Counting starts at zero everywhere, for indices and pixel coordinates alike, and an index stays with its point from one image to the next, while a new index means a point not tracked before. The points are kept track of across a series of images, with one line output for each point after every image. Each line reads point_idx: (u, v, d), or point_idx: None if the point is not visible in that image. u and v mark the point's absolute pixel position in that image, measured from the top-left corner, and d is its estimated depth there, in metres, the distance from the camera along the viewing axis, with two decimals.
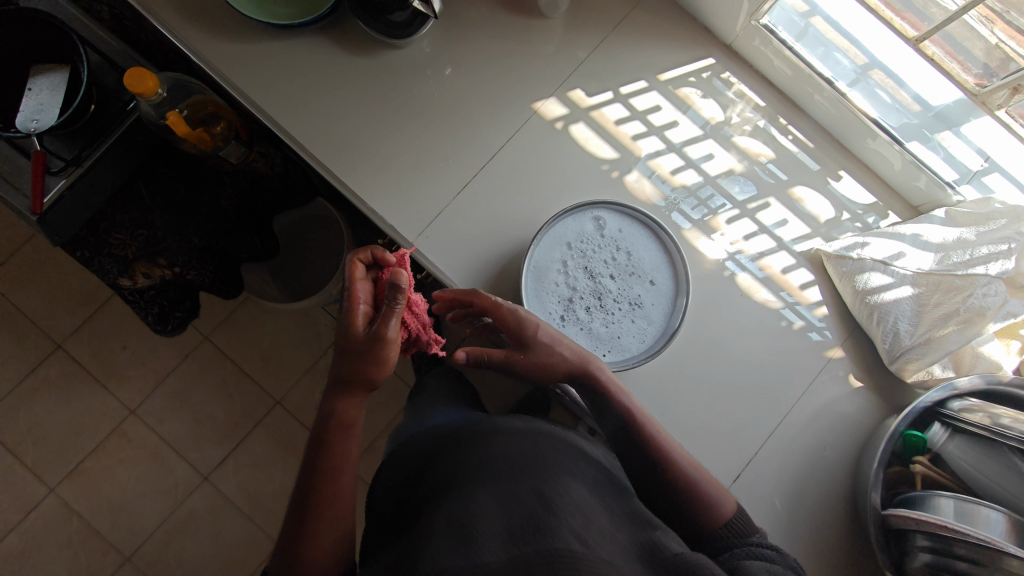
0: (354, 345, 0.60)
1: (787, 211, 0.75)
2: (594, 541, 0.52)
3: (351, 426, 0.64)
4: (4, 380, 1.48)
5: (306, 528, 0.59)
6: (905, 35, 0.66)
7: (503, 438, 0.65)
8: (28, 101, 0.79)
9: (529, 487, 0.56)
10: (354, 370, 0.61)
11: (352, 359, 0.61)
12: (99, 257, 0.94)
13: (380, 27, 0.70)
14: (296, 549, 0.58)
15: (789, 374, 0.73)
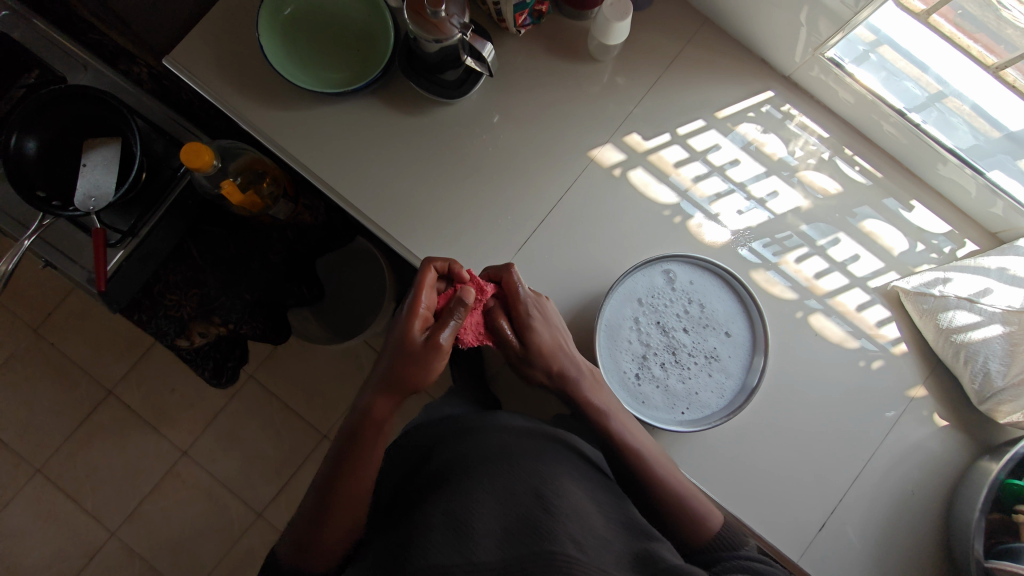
0: (407, 350, 0.61)
1: (859, 246, 0.73)
2: (589, 545, 0.51)
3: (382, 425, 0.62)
4: (61, 427, 1.50)
5: (326, 516, 0.58)
6: (981, 60, 0.60)
7: (507, 436, 0.65)
8: (84, 179, 0.79)
9: (528, 487, 0.56)
10: (399, 374, 0.60)
11: (401, 362, 0.61)
12: (156, 320, 0.95)
13: (434, 89, 0.70)
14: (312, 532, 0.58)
15: (870, 416, 0.71)
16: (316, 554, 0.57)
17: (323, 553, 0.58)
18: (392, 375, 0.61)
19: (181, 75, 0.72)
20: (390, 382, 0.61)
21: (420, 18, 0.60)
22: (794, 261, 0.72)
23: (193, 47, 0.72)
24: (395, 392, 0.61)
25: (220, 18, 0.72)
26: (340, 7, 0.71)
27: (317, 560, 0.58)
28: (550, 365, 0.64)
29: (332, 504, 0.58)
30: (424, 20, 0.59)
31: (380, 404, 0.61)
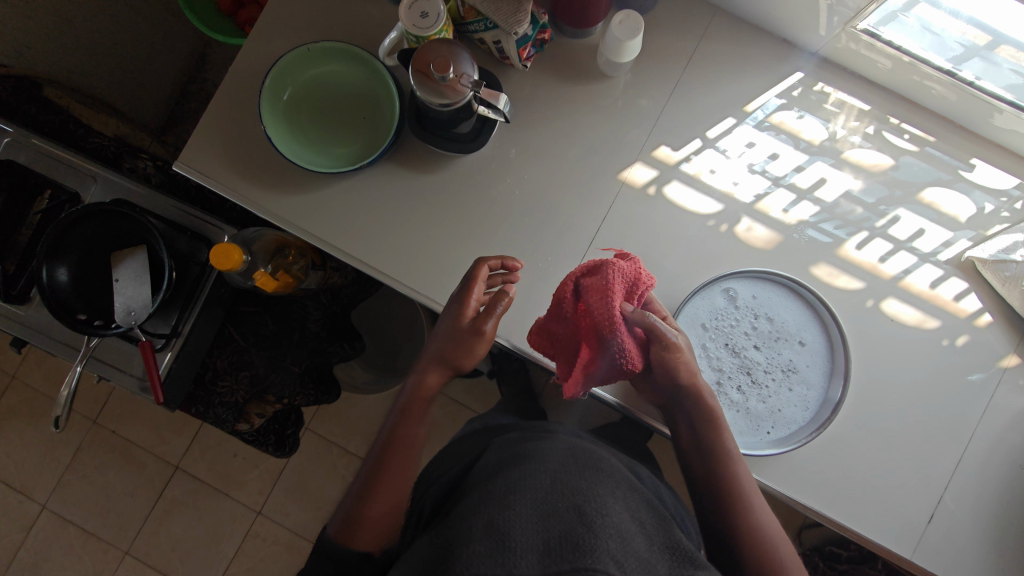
0: (450, 333, 0.62)
1: (921, 220, 0.68)
2: (634, 568, 0.46)
3: (429, 399, 0.64)
4: (139, 508, 1.50)
5: (373, 489, 0.59)
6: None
7: (548, 451, 0.62)
8: (119, 296, 0.79)
9: (570, 503, 0.52)
10: (444, 352, 0.62)
11: (448, 343, 0.62)
12: (213, 409, 0.95)
13: (451, 145, 0.67)
14: (360, 505, 0.58)
15: (963, 397, 0.67)
16: (364, 527, 0.57)
17: (369, 525, 0.57)
18: (441, 354, 0.62)
19: (196, 176, 0.70)
20: (434, 360, 0.63)
21: (426, 82, 0.57)
22: (855, 248, 0.68)
23: (199, 146, 0.70)
24: (440, 369, 0.63)
25: (220, 112, 0.70)
26: (339, 77, 0.69)
27: (367, 535, 0.56)
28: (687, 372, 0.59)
29: (382, 476, 0.59)
30: (429, 84, 0.57)
31: (431, 377, 0.63)
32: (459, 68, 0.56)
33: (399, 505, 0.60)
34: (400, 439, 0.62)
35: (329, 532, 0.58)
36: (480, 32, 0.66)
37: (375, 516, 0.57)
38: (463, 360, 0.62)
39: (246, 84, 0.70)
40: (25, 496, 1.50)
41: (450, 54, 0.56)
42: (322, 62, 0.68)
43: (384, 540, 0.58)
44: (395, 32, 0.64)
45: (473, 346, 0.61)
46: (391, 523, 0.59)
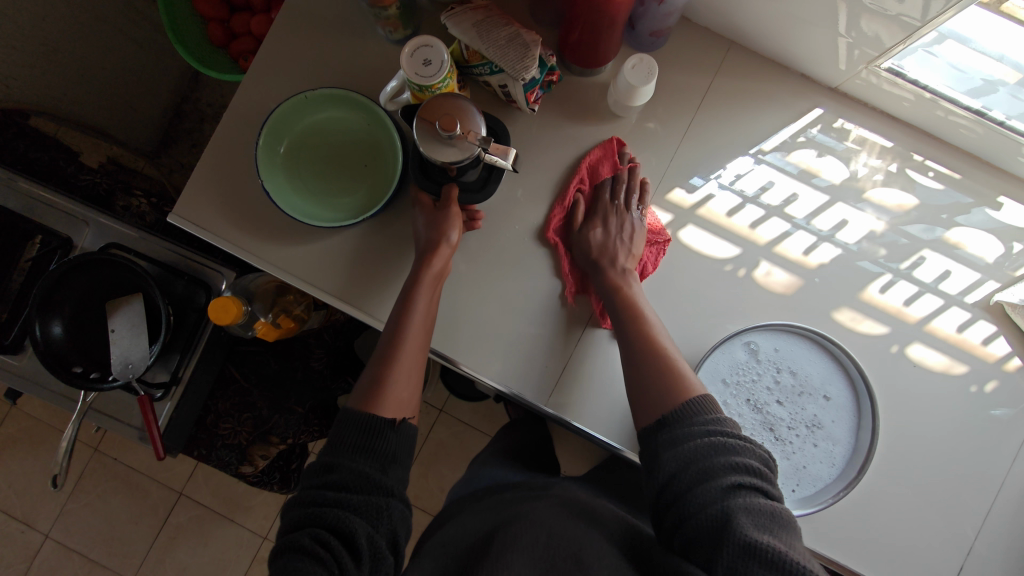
0: (424, 219, 0.64)
1: (947, 261, 0.66)
2: None
3: (443, 277, 0.63)
4: (142, 535, 1.35)
5: (395, 362, 0.58)
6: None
7: (544, 507, 0.56)
8: (116, 347, 0.77)
9: (567, 550, 0.48)
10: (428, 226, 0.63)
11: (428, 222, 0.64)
12: (216, 451, 0.92)
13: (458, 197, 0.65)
14: (382, 377, 0.57)
15: (992, 443, 0.65)
16: (389, 400, 0.56)
17: (392, 392, 0.57)
18: (429, 230, 0.63)
19: (191, 229, 0.67)
20: (428, 242, 0.63)
21: (431, 142, 0.54)
22: (879, 292, 0.66)
23: (195, 198, 0.67)
24: (431, 255, 0.62)
25: (213, 161, 0.67)
26: (339, 124, 0.67)
27: (392, 407, 0.56)
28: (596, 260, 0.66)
29: (400, 351, 0.59)
30: (435, 144, 0.54)
31: (438, 256, 0.62)
32: (467, 128, 0.53)
33: (414, 390, 0.60)
34: (419, 313, 0.61)
35: (347, 405, 0.56)
36: (485, 75, 0.63)
37: (398, 386, 0.57)
38: (447, 232, 0.62)
39: (241, 131, 0.68)
40: (27, 526, 1.35)
41: (458, 112, 0.53)
42: (321, 110, 0.66)
43: (403, 413, 0.57)
44: (396, 80, 0.61)
45: (449, 222, 0.62)
46: (407, 402, 0.58)
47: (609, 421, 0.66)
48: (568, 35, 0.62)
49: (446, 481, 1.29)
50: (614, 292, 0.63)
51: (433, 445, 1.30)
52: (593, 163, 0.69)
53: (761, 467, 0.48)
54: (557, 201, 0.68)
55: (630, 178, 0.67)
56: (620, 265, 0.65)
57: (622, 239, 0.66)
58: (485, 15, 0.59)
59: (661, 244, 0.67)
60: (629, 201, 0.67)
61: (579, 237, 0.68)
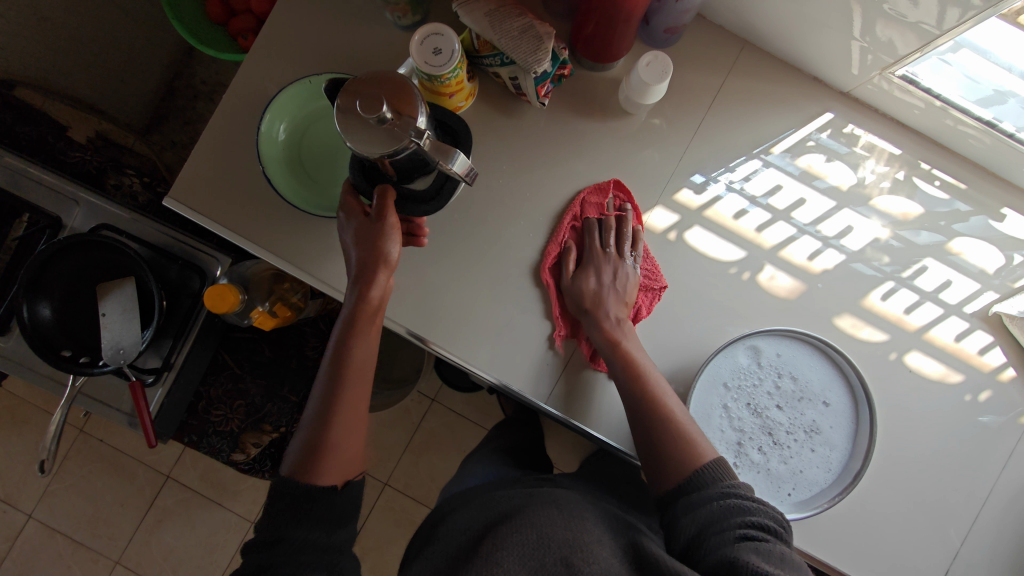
0: (357, 231, 0.59)
1: (949, 271, 0.66)
2: None
3: (378, 312, 0.61)
4: (127, 518, 1.33)
5: (332, 419, 0.57)
6: None
7: (536, 505, 0.55)
8: (107, 332, 0.75)
9: (557, 551, 0.48)
10: (363, 246, 0.59)
11: (363, 239, 0.59)
12: (207, 438, 0.91)
13: (413, 206, 0.60)
14: (320, 435, 0.56)
15: (984, 451, 0.66)
16: (327, 461, 0.55)
17: (332, 451, 0.56)
18: (365, 249, 0.59)
19: (187, 213, 0.66)
20: (362, 267, 0.59)
21: (356, 131, 0.47)
22: (881, 299, 0.66)
23: (192, 181, 0.65)
24: (375, 271, 0.59)
25: (211, 144, 0.65)
26: None
27: (330, 469, 0.55)
28: (590, 309, 0.63)
29: (336, 406, 0.58)
30: (364, 134, 0.47)
31: (376, 288, 0.60)
32: (398, 109, 0.47)
33: (357, 441, 0.59)
34: (358, 357, 0.60)
35: (285, 470, 0.56)
36: (495, 67, 0.62)
37: (337, 442, 0.57)
38: (384, 250, 0.59)
39: (241, 115, 0.66)
40: (9, 505, 1.32)
41: (384, 93, 0.47)
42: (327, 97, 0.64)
43: (346, 475, 0.56)
44: (406, 67, 0.61)
45: (386, 236, 0.58)
46: (351, 459, 0.58)
47: (609, 420, 0.66)
48: (582, 28, 0.61)
49: (436, 470, 1.29)
50: (608, 342, 0.61)
51: (425, 435, 1.30)
52: (586, 201, 0.67)
53: (774, 522, 0.48)
54: (552, 237, 0.67)
55: (619, 225, 0.66)
56: (613, 316, 0.63)
57: (614, 285, 0.64)
58: (498, 5, 0.57)
59: (657, 289, 0.66)
60: (622, 248, 0.66)
61: (572, 285, 0.65)
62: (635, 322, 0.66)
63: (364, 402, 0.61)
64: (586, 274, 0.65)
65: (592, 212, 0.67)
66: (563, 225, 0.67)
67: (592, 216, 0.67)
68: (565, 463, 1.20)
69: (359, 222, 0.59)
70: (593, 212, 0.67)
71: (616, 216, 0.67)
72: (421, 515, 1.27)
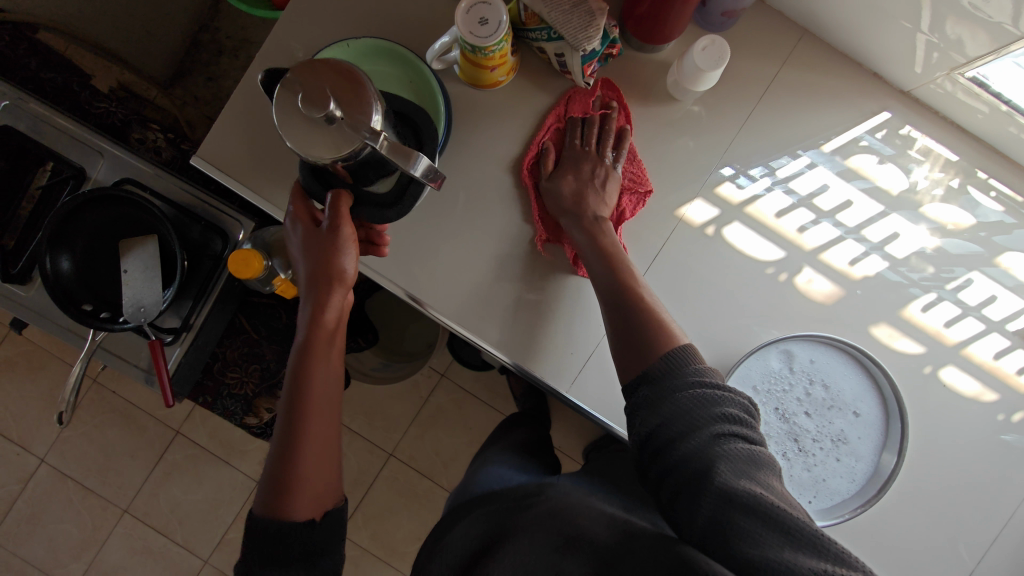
0: (310, 243, 0.58)
1: (995, 286, 0.64)
2: None
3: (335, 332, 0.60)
4: (136, 469, 1.35)
5: (298, 452, 0.55)
6: None
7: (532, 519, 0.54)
8: (128, 289, 0.74)
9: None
10: (318, 260, 0.58)
11: (316, 251, 0.58)
12: (222, 400, 0.91)
13: (368, 211, 0.59)
14: (288, 471, 0.54)
15: (1010, 473, 0.64)
16: (300, 495, 0.53)
17: (304, 486, 0.54)
18: (321, 263, 0.58)
19: (214, 174, 0.64)
20: (317, 281, 0.58)
21: (302, 135, 0.44)
22: (921, 311, 0.64)
23: (221, 140, 0.64)
24: (328, 287, 0.58)
25: (243, 104, 0.64)
26: (383, 80, 0.63)
27: (303, 502, 0.53)
28: (568, 207, 0.63)
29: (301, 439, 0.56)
30: (312, 138, 0.44)
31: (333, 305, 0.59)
32: (346, 107, 0.44)
33: (329, 468, 0.57)
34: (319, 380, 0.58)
35: (254, 512, 0.53)
36: (541, 42, 0.59)
37: (309, 475, 0.54)
38: (338, 264, 0.58)
39: None
40: (22, 448, 1.35)
41: (336, 92, 0.44)
42: (366, 61, 0.62)
43: (324, 504, 0.55)
44: (447, 36, 0.58)
45: (342, 248, 0.57)
46: (324, 488, 0.56)
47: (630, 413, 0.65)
48: (635, 6, 0.58)
49: (441, 446, 1.29)
50: (588, 239, 0.60)
51: (433, 409, 1.30)
52: (571, 100, 0.65)
53: (746, 415, 0.46)
54: (533, 136, 0.65)
55: (604, 122, 0.64)
56: (593, 213, 0.62)
57: (594, 184, 0.63)
58: None
59: (642, 193, 0.65)
60: (603, 147, 0.64)
61: (551, 185, 0.64)
62: (619, 224, 0.65)
63: (331, 427, 0.59)
64: (564, 174, 0.64)
65: (579, 108, 0.65)
66: (547, 124, 0.65)
67: (577, 112, 0.65)
68: (571, 447, 1.20)
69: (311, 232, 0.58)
70: (579, 106, 0.65)
71: (602, 113, 0.65)
72: (423, 487, 1.28)
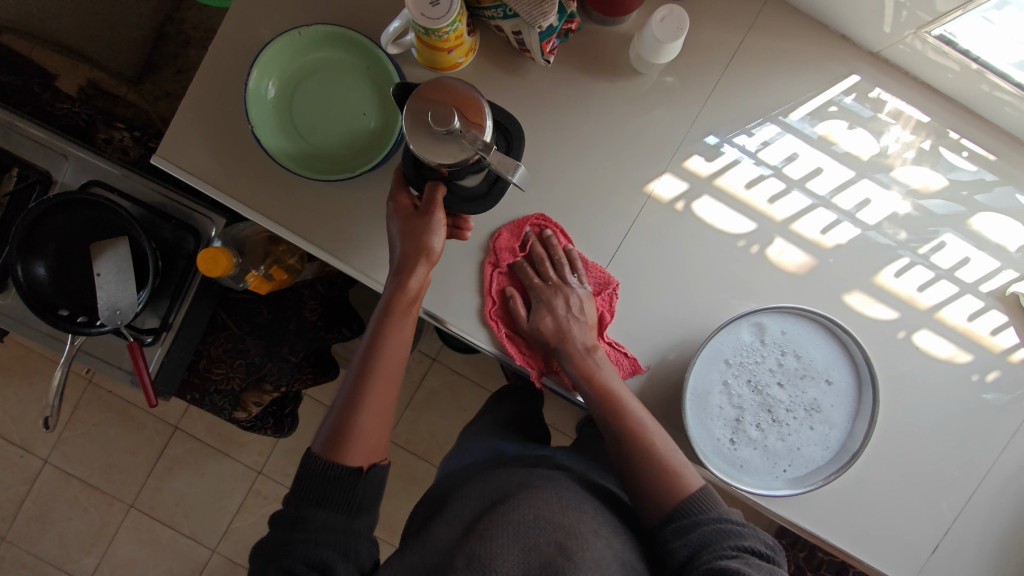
0: (399, 223, 0.58)
1: (966, 247, 0.63)
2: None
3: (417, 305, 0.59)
4: (138, 466, 1.37)
5: (360, 403, 0.55)
6: None
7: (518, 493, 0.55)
8: (102, 292, 0.74)
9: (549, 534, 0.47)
10: (405, 234, 0.58)
11: (406, 227, 0.58)
12: (210, 396, 0.91)
13: (461, 201, 0.59)
14: (349, 417, 0.54)
15: (985, 432, 0.65)
16: (355, 444, 0.53)
17: (359, 435, 0.54)
18: (408, 239, 0.58)
19: (175, 172, 0.63)
20: (402, 257, 0.58)
21: (425, 143, 0.48)
22: (895, 275, 0.64)
23: (181, 138, 0.63)
24: (414, 263, 0.57)
25: (200, 100, 0.62)
26: (338, 69, 0.62)
27: (357, 451, 0.53)
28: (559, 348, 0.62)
29: (367, 387, 0.56)
30: (433, 145, 0.48)
31: (414, 278, 0.58)
32: (467, 120, 0.47)
33: (386, 426, 0.56)
34: (390, 347, 0.57)
35: (312, 449, 0.54)
36: (497, 20, 0.58)
37: (367, 427, 0.54)
38: (427, 243, 0.57)
39: (229, 66, 0.62)
40: (25, 451, 1.36)
41: (456, 106, 0.47)
42: (318, 49, 0.61)
43: (373, 457, 0.54)
44: (401, 20, 0.57)
45: (432, 228, 0.57)
46: (377, 445, 0.55)
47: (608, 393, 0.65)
48: None
49: (436, 428, 1.31)
50: (582, 377, 0.60)
51: (426, 393, 1.31)
52: (501, 247, 0.64)
53: (766, 546, 0.47)
54: (487, 288, 0.64)
55: (545, 253, 0.64)
56: (582, 346, 0.62)
57: (573, 314, 0.62)
58: None
59: (612, 290, 0.64)
60: (561, 274, 0.64)
61: (528, 327, 0.63)
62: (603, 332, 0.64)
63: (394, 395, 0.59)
64: (534, 311, 0.63)
65: (507, 249, 0.64)
66: (491, 276, 0.64)
67: (507, 254, 0.64)
68: (563, 424, 1.21)
69: (405, 212, 0.58)
70: (506, 248, 0.64)
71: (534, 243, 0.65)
72: (421, 469, 1.30)
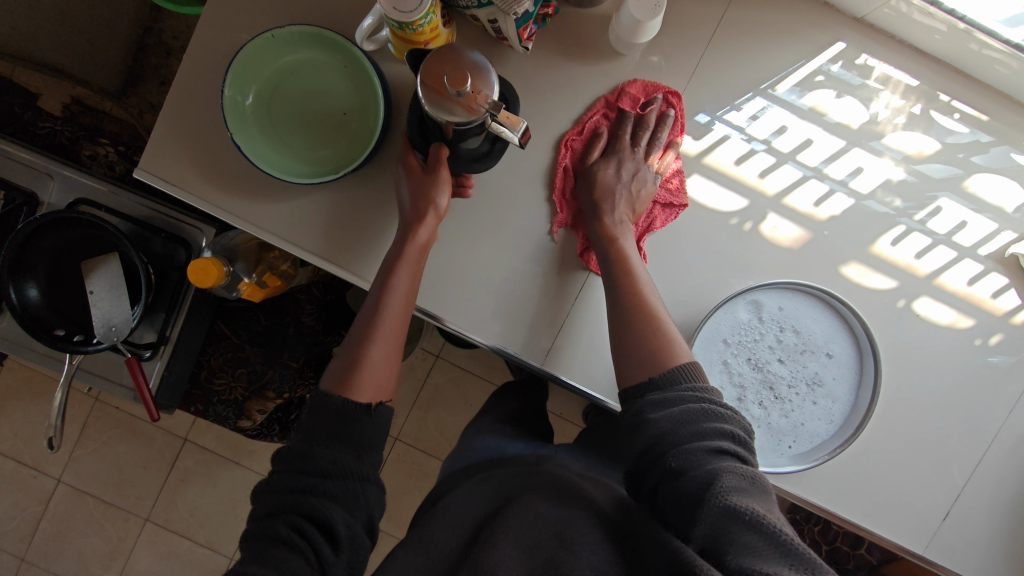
0: (410, 182, 0.59)
1: (963, 211, 0.63)
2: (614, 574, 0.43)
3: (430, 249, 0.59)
4: (150, 480, 1.38)
5: (371, 342, 0.55)
6: None
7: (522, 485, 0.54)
8: (96, 310, 0.74)
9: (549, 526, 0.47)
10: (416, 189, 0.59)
11: (417, 181, 0.59)
12: (213, 407, 0.90)
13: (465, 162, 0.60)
14: (360, 355, 0.54)
15: (991, 396, 0.64)
16: (364, 383, 0.52)
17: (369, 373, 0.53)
18: (418, 190, 0.58)
19: (158, 184, 0.63)
20: (413, 212, 0.58)
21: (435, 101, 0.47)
22: (892, 244, 0.63)
23: (161, 150, 0.62)
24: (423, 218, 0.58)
25: (178, 110, 0.62)
26: (316, 69, 0.61)
27: (368, 388, 0.52)
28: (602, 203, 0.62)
29: (376, 331, 0.56)
30: (442, 105, 0.46)
31: (425, 228, 0.58)
32: (477, 85, 0.45)
33: (394, 368, 0.56)
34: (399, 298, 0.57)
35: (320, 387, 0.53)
36: (472, 10, 0.57)
37: (377, 367, 0.54)
38: (436, 199, 0.58)
39: (204, 74, 0.61)
40: (38, 471, 1.37)
41: (468, 67, 0.45)
42: (294, 51, 0.60)
43: (379, 397, 0.53)
44: (372, 16, 0.57)
45: (438, 185, 0.58)
46: (384, 386, 0.55)
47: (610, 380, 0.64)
48: None
49: (444, 425, 1.31)
50: (604, 237, 0.60)
51: (432, 391, 1.31)
52: (632, 95, 0.63)
53: (745, 436, 0.47)
54: (582, 119, 0.63)
55: (657, 126, 0.63)
56: (617, 218, 0.61)
57: (630, 190, 0.63)
58: None
59: (676, 207, 0.63)
60: (649, 150, 0.63)
61: (588, 172, 0.63)
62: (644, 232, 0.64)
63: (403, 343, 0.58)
64: (600, 164, 0.63)
65: (635, 98, 0.63)
66: (596, 118, 0.64)
67: (625, 106, 0.63)
68: (571, 413, 1.21)
69: (416, 168, 0.59)
70: (638, 96, 0.63)
71: (658, 115, 0.63)
72: (431, 466, 1.30)
